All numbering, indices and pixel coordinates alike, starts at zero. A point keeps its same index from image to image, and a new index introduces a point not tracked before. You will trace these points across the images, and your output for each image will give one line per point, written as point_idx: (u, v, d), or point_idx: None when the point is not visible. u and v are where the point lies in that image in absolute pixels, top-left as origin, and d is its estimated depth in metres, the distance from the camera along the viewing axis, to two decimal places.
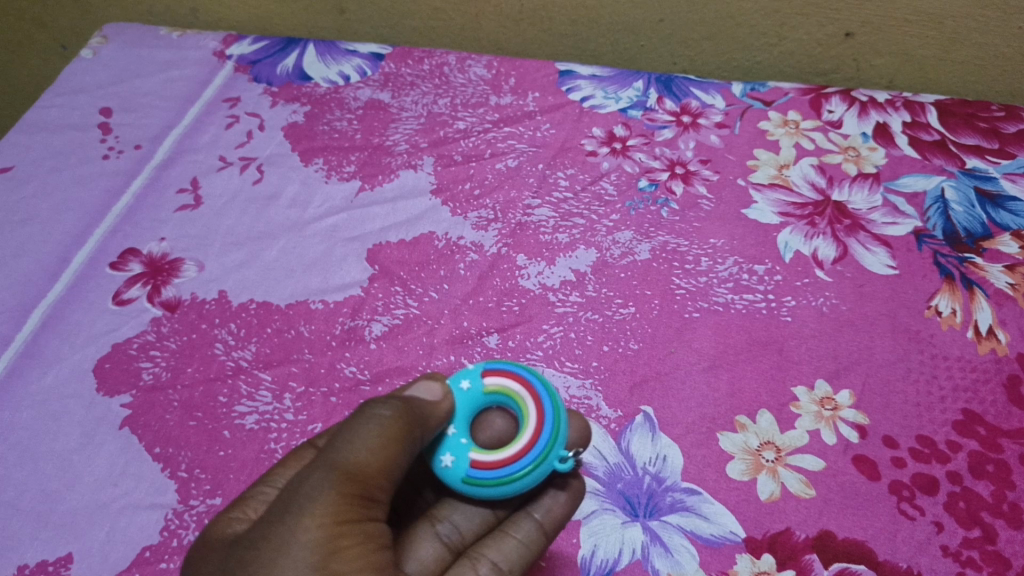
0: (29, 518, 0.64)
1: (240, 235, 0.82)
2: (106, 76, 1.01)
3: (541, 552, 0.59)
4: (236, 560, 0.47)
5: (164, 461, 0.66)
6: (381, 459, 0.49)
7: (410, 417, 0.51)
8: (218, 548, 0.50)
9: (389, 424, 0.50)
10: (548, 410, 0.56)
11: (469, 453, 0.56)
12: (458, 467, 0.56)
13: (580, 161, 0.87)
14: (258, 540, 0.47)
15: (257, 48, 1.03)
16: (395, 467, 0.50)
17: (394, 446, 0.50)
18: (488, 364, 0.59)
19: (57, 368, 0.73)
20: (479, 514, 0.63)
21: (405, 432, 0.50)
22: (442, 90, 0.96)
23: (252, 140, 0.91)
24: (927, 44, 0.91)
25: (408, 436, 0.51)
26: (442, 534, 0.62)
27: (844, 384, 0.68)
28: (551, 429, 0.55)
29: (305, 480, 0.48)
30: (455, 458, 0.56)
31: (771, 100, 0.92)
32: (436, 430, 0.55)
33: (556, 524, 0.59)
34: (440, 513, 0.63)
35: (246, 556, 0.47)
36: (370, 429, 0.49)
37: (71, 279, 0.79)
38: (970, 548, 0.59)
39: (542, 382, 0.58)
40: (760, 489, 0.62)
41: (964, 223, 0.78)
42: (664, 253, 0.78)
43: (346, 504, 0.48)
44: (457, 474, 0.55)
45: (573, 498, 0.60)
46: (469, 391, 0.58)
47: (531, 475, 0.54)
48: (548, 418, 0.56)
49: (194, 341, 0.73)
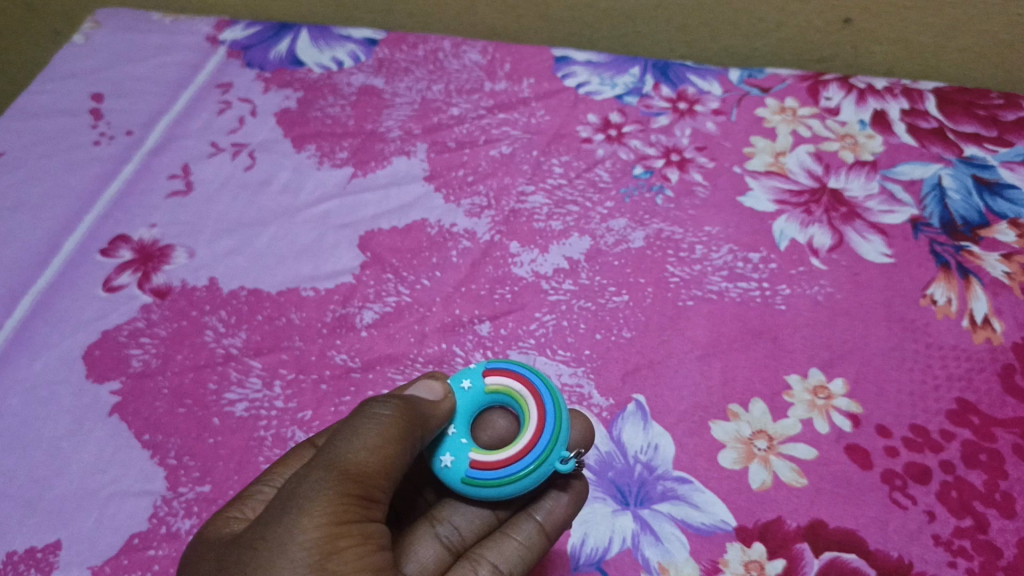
0: (17, 504, 0.63)
1: (231, 222, 0.82)
2: (97, 61, 1.00)
3: (542, 553, 0.58)
4: (233, 561, 0.45)
5: (153, 448, 0.66)
6: (381, 459, 0.48)
7: (411, 417, 0.51)
8: (215, 546, 0.48)
9: (388, 423, 0.49)
10: (550, 410, 0.56)
11: (469, 453, 0.55)
12: (457, 467, 0.55)
13: (575, 148, 0.86)
14: (255, 541, 0.45)
15: (250, 33, 1.02)
16: (395, 468, 0.49)
17: (394, 445, 0.49)
18: (490, 364, 0.59)
19: (46, 354, 0.72)
20: (479, 515, 0.61)
21: (405, 431, 0.50)
22: (436, 76, 0.95)
23: (244, 126, 0.91)
24: (926, 31, 0.90)
25: (408, 438, 0.50)
26: (443, 535, 0.60)
27: (838, 373, 0.67)
28: (553, 427, 0.55)
29: (304, 479, 0.47)
30: (455, 457, 0.55)
31: (769, 86, 0.91)
32: (437, 430, 0.55)
33: (558, 525, 0.58)
34: (439, 514, 0.61)
35: (244, 556, 0.45)
36: (370, 428, 0.48)
37: (61, 265, 0.79)
38: (961, 537, 0.58)
39: (544, 382, 0.57)
40: (752, 478, 0.62)
41: (961, 211, 0.77)
42: (659, 240, 0.77)
43: (346, 503, 0.46)
44: (456, 474, 0.55)
45: (575, 499, 0.59)
46: (470, 390, 0.58)
47: (532, 475, 0.54)
48: (549, 416, 0.55)
49: (184, 328, 0.73)
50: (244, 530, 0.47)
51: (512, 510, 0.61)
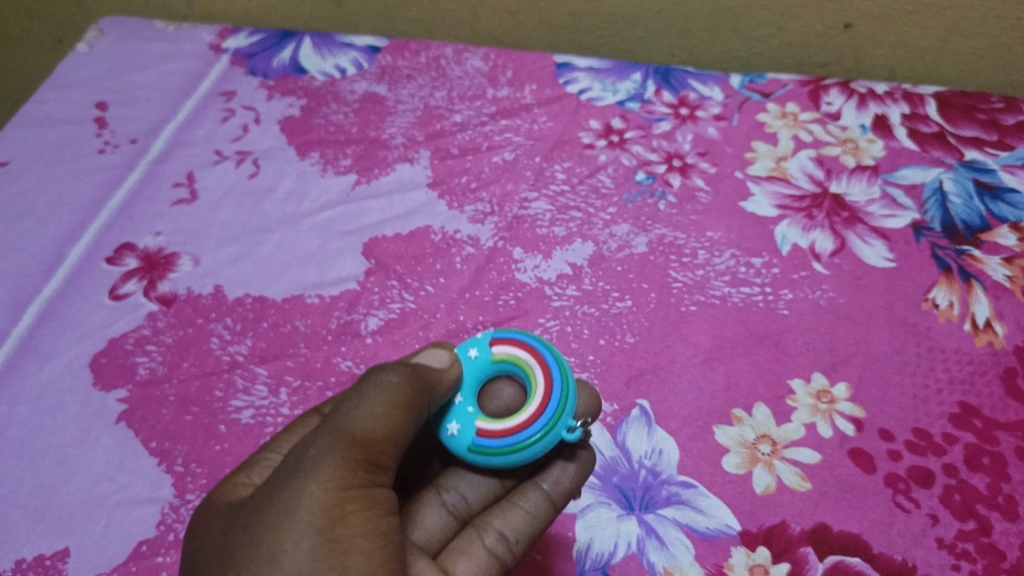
0: (25, 512, 0.64)
1: (235, 230, 0.82)
2: (102, 70, 1.01)
3: (550, 523, 0.58)
4: (241, 525, 0.46)
5: (160, 455, 0.66)
6: (389, 426, 0.49)
7: (418, 384, 0.51)
8: (222, 512, 0.49)
9: (396, 389, 0.50)
10: (557, 379, 0.56)
11: (476, 421, 0.56)
12: (464, 436, 0.56)
13: (578, 154, 0.86)
14: (263, 505, 0.46)
15: (253, 42, 1.02)
16: (402, 435, 0.50)
17: (401, 409, 0.49)
18: (496, 334, 0.60)
19: (53, 363, 0.72)
20: (486, 484, 0.62)
21: (413, 399, 0.50)
22: (439, 83, 0.95)
23: (248, 134, 0.91)
24: (926, 35, 0.91)
25: (416, 405, 0.51)
26: (449, 503, 0.61)
27: (841, 377, 0.67)
28: (559, 397, 0.55)
29: (310, 444, 0.47)
30: (462, 426, 0.56)
31: (770, 92, 0.91)
32: (445, 398, 0.55)
33: (565, 495, 0.59)
34: (445, 483, 0.62)
35: (250, 520, 0.46)
36: (378, 395, 0.49)
37: (66, 274, 0.79)
38: (964, 540, 0.58)
39: (550, 351, 0.58)
40: (756, 482, 0.62)
41: (962, 215, 0.78)
42: (662, 246, 0.78)
43: (354, 469, 0.47)
44: (463, 442, 0.55)
45: (582, 469, 0.60)
46: (476, 359, 0.58)
47: (539, 443, 0.54)
48: (556, 386, 0.56)
49: (190, 336, 0.73)
50: (252, 495, 0.48)
51: (517, 480, 0.62)
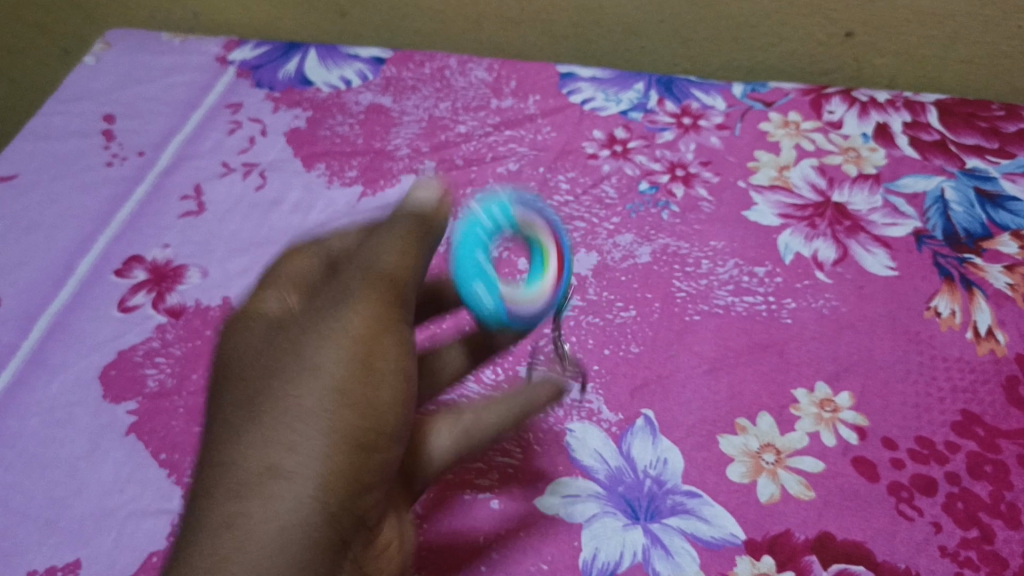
0: (37, 524, 0.64)
1: (242, 242, 0.83)
2: (109, 83, 1.01)
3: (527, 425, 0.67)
4: (264, 376, 0.47)
5: (169, 467, 0.67)
6: (409, 263, 0.51)
7: (426, 225, 0.54)
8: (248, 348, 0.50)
9: (412, 228, 0.53)
10: (566, 270, 0.68)
11: (475, 260, 0.66)
12: (460, 269, 0.66)
13: (581, 164, 0.87)
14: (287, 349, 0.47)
15: (258, 53, 1.03)
16: (420, 270, 0.52)
17: (420, 250, 0.52)
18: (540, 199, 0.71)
19: (63, 375, 0.73)
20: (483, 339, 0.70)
21: (425, 237, 0.53)
22: (443, 94, 0.96)
23: (255, 146, 0.92)
24: (927, 43, 0.91)
25: (427, 244, 0.53)
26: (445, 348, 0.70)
27: (844, 386, 0.68)
28: (562, 282, 0.68)
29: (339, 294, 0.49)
30: (464, 258, 0.66)
31: (772, 101, 0.92)
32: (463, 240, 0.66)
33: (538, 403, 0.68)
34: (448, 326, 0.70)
35: (271, 381, 0.46)
36: (394, 235, 0.51)
37: (76, 287, 0.80)
38: (967, 548, 0.59)
39: (568, 246, 0.74)
40: (760, 492, 0.63)
41: (964, 223, 0.78)
42: (665, 255, 0.78)
43: (378, 306, 0.48)
44: (456, 274, 0.66)
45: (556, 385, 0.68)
46: (502, 216, 0.71)
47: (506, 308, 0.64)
48: (564, 276, 0.68)
49: (198, 348, 0.74)
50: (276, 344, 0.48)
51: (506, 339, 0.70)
